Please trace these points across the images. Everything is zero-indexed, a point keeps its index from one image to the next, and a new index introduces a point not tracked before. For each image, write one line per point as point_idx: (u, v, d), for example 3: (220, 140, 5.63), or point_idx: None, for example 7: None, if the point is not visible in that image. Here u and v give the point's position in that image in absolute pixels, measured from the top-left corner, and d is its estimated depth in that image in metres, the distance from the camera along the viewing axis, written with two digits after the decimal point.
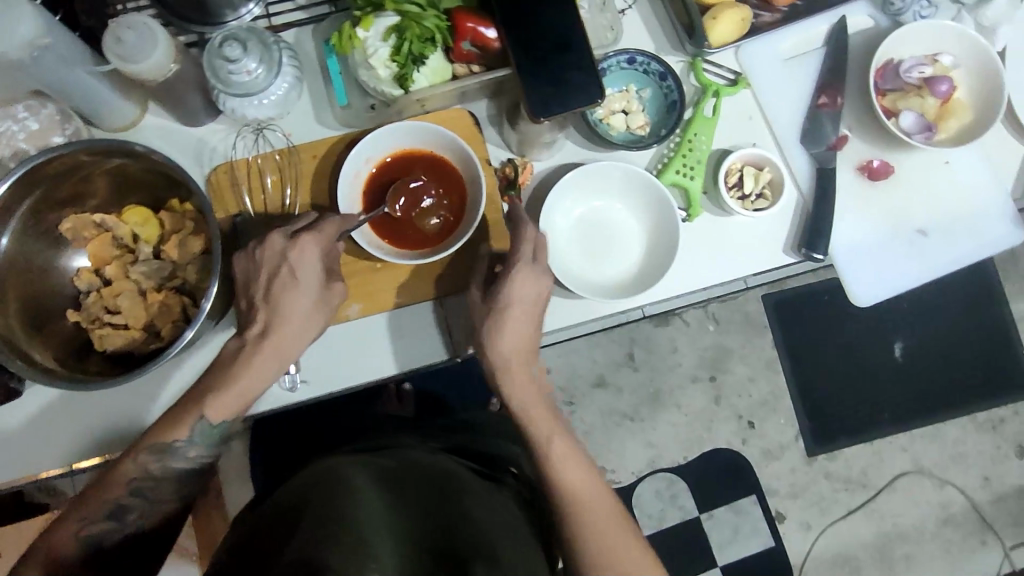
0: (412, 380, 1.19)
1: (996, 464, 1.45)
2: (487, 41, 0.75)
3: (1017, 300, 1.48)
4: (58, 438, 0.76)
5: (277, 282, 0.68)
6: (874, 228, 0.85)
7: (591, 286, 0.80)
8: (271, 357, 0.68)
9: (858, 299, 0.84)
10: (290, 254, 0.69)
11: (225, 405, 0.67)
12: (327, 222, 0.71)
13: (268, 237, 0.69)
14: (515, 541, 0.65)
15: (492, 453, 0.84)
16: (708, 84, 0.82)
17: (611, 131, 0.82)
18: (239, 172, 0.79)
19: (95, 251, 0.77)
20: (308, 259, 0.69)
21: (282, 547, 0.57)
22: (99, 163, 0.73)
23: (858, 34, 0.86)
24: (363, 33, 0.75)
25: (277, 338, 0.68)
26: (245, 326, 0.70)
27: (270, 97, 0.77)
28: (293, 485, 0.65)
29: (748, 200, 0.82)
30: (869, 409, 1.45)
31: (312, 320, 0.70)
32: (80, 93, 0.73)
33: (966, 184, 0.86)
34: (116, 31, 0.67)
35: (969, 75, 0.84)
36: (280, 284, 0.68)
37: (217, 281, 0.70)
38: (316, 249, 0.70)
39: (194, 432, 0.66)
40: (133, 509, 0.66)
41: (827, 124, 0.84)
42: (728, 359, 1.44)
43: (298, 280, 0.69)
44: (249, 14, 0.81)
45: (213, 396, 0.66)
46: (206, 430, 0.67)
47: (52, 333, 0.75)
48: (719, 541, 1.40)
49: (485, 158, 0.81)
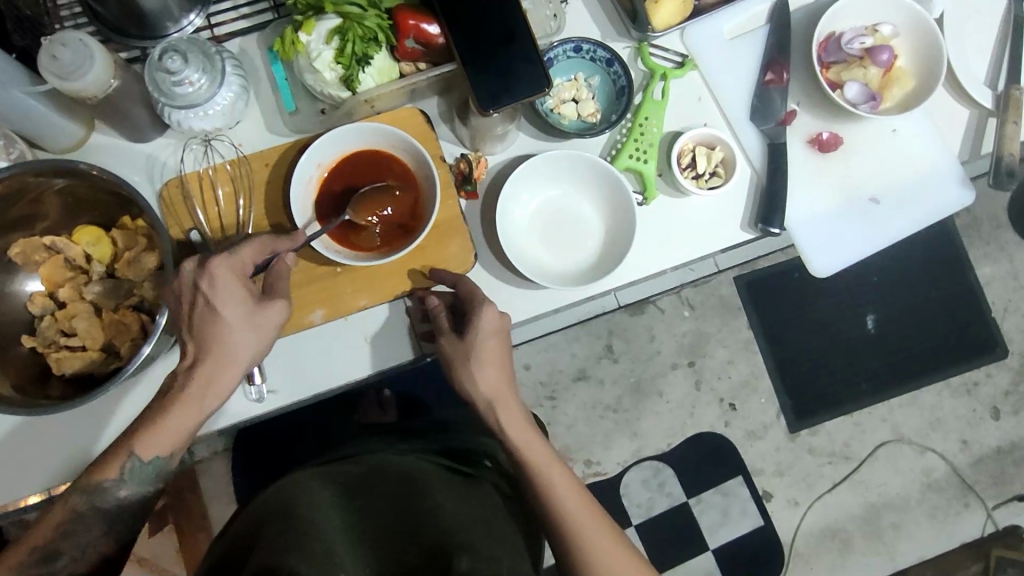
0: (393, 387, 1.16)
1: (974, 427, 1.48)
2: (430, 37, 0.75)
3: (983, 264, 1.50)
4: (30, 465, 0.74)
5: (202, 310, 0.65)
6: (828, 201, 0.86)
7: (553, 275, 0.80)
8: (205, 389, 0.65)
9: (817, 271, 0.85)
10: (202, 284, 0.65)
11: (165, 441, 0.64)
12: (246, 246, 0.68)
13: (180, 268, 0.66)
14: (492, 529, 0.66)
15: (467, 449, 0.85)
16: (656, 67, 0.83)
17: (562, 121, 0.82)
18: (190, 186, 0.78)
19: (49, 273, 0.76)
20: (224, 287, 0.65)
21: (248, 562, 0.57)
22: (45, 184, 0.71)
23: (800, 11, 0.87)
24: (305, 37, 0.74)
25: (211, 367, 0.65)
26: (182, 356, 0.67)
27: (215, 108, 0.76)
28: (257, 504, 0.67)
29: (702, 179, 0.83)
30: (847, 382, 1.46)
31: (250, 340, 0.66)
32: (21, 115, 0.72)
33: (916, 151, 0.87)
34: (51, 49, 0.66)
35: (908, 42, 0.85)
36: (199, 313, 0.65)
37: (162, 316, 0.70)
38: (235, 275, 0.66)
39: (125, 472, 0.64)
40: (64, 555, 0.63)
41: (776, 99, 0.85)
42: (706, 344, 1.45)
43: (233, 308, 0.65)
44: (191, 25, 0.80)
45: (142, 435, 0.64)
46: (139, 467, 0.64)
47: (8, 361, 0.73)
48: (710, 524, 1.41)
49: (439, 156, 0.80)
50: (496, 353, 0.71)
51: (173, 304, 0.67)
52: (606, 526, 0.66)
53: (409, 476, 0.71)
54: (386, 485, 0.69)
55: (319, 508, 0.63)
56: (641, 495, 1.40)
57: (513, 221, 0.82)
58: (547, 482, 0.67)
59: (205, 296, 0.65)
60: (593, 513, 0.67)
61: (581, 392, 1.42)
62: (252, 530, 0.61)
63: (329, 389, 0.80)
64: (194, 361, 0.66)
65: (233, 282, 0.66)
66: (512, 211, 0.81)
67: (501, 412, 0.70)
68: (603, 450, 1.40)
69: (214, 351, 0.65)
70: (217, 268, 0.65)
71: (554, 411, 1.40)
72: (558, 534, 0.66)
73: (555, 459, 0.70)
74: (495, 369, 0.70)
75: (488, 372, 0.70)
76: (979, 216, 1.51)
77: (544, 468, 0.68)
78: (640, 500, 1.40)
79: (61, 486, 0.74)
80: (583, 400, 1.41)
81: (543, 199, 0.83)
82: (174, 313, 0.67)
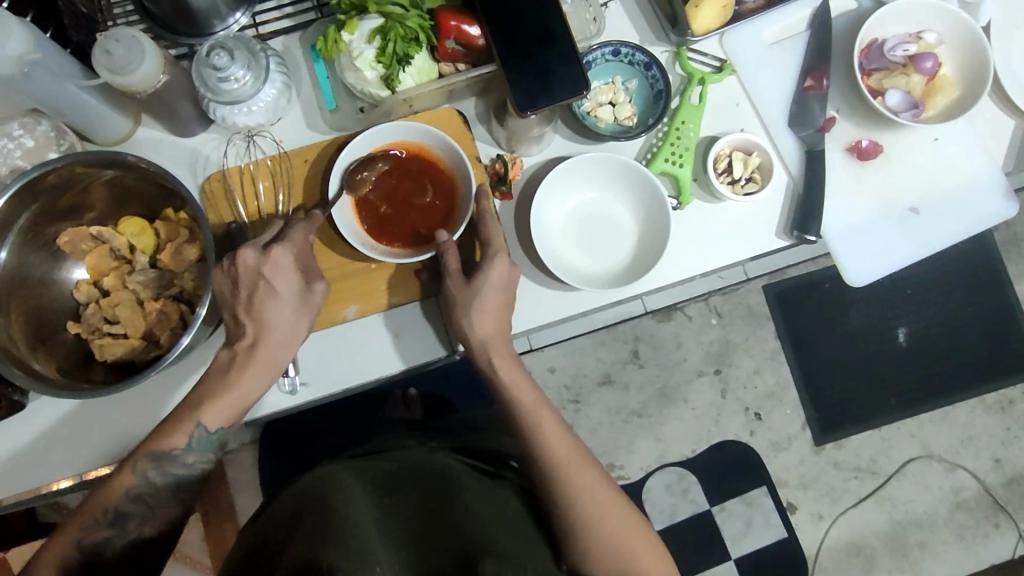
0: (418, 385, 1.20)
1: (1007, 446, 1.44)
2: (471, 38, 0.76)
3: (1022, 280, 1.47)
4: (68, 448, 0.76)
5: (264, 293, 0.69)
6: (866, 209, 0.85)
7: (584, 277, 0.81)
8: (262, 366, 0.69)
9: (853, 280, 0.84)
10: (264, 269, 0.69)
11: (214, 414, 0.68)
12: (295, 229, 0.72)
13: (239, 253, 0.69)
14: (519, 534, 0.67)
15: (491, 450, 0.86)
16: (694, 72, 0.83)
17: (599, 124, 0.83)
18: (232, 180, 0.80)
19: (93, 262, 0.78)
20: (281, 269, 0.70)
21: (283, 555, 0.58)
22: (94, 175, 0.73)
23: (841, 18, 0.86)
24: (348, 37, 0.75)
25: (269, 349, 0.69)
26: (235, 337, 0.70)
27: (259, 104, 0.77)
28: (291, 495, 0.67)
29: (738, 184, 0.82)
30: (877, 395, 1.44)
31: (302, 319, 0.71)
32: (73, 108, 0.74)
33: (957, 162, 0.86)
34: (105, 44, 0.68)
35: (953, 50, 0.84)
36: (257, 296, 0.69)
37: (206, 300, 0.70)
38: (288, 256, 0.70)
39: (193, 440, 0.67)
40: (132, 517, 0.67)
41: (816, 107, 0.84)
42: (733, 353, 1.43)
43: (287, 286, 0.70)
44: (237, 24, 0.82)
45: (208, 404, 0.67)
46: (206, 436, 0.68)
47: (53, 346, 0.75)
48: (732, 534, 1.39)
49: (475, 156, 0.81)
50: (498, 307, 0.74)
51: (223, 293, 0.70)
52: (624, 505, 0.70)
53: (439, 476, 0.72)
54: (416, 483, 0.70)
55: (354, 502, 0.64)
56: (664, 502, 1.39)
57: (548, 222, 0.82)
58: (564, 482, 0.70)
59: (265, 279, 0.69)
60: (619, 506, 0.70)
61: (606, 397, 1.41)
62: (288, 522, 0.62)
63: (360, 385, 0.80)
64: (254, 342, 0.69)
65: (287, 264, 0.70)
66: (546, 212, 0.82)
67: (500, 362, 0.74)
68: (625, 454, 1.40)
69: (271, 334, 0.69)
70: (276, 256, 0.70)
71: (577, 415, 1.40)
72: (574, 527, 0.68)
73: (579, 453, 0.72)
74: (495, 321, 0.74)
75: (497, 340, 0.74)
76: (1018, 230, 1.48)
77: (571, 469, 0.70)
78: (662, 507, 1.39)
79: (93, 471, 0.76)
80: (608, 405, 1.41)
81: (580, 201, 0.84)
82: (226, 297, 0.70)
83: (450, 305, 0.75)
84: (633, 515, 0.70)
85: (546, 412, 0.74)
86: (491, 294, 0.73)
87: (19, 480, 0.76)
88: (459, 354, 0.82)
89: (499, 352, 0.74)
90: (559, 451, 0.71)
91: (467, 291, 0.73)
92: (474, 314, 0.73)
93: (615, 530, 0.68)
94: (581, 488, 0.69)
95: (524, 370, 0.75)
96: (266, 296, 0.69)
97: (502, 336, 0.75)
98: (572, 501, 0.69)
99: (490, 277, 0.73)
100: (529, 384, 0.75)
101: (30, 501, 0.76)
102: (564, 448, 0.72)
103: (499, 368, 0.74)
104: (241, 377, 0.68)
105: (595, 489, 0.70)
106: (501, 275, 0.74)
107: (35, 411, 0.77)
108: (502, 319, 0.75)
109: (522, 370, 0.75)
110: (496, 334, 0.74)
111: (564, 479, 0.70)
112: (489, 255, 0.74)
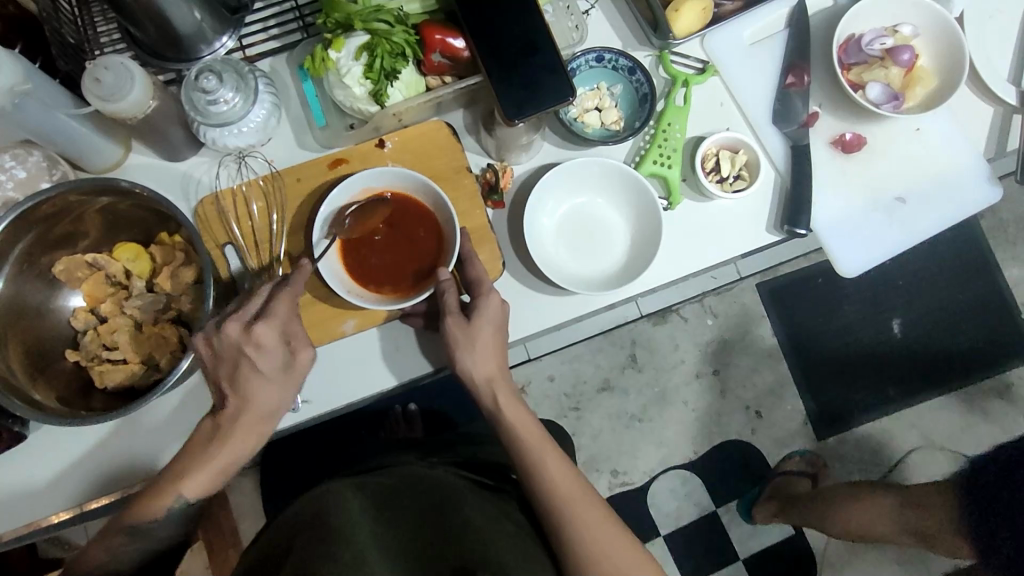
0: (417, 401, 1.23)
1: (1008, 431, 1.45)
2: (456, 51, 0.77)
3: (1011, 265, 1.49)
4: (69, 479, 0.76)
5: (245, 370, 0.66)
6: (852, 202, 0.86)
7: (580, 281, 0.82)
8: (250, 434, 0.67)
9: (845, 271, 0.85)
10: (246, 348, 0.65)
11: (189, 484, 0.66)
12: (277, 303, 0.67)
13: (222, 329, 0.65)
14: (517, 546, 0.67)
15: (490, 462, 0.87)
16: (677, 74, 0.84)
17: (586, 129, 0.84)
18: (225, 202, 0.80)
19: (89, 289, 0.78)
20: (267, 346, 0.66)
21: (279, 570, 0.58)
22: (87, 203, 0.73)
23: (818, 15, 0.88)
24: (335, 55, 0.76)
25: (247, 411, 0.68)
26: (218, 407, 0.68)
27: (249, 125, 0.78)
28: (289, 511, 0.67)
29: (727, 182, 0.83)
30: (875, 387, 1.45)
31: (288, 385, 0.68)
32: (65, 138, 0.74)
33: (939, 151, 0.87)
34: (94, 73, 0.68)
35: (930, 41, 0.86)
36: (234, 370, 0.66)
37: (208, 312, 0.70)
38: (274, 332, 0.66)
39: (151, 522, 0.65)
40: None
41: (798, 103, 0.86)
42: (730, 352, 1.44)
43: (273, 360, 0.67)
44: (224, 47, 0.83)
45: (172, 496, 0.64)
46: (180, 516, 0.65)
47: (53, 375, 0.76)
48: (739, 535, 1.40)
49: (464, 166, 0.82)
50: (496, 341, 0.74)
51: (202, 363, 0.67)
52: (623, 532, 0.69)
53: (441, 488, 0.72)
54: (417, 495, 0.71)
55: (351, 515, 0.64)
56: (669, 505, 1.39)
57: (541, 228, 0.83)
58: (564, 512, 0.69)
59: (249, 358, 0.65)
60: (620, 533, 0.69)
61: (606, 402, 1.41)
62: (285, 540, 0.62)
63: (361, 399, 0.80)
64: (238, 412, 0.67)
65: (271, 340, 0.66)
66: (538, 220, 0.83)
67: (505, 399, 0.74)
68: (628, 460, 1.40)
69: (260, 400, 0.67)
70: (260, 335, 0.65)
71: (579, 422, 1.40)
72: (571, 547, 0.68)
73: (572, 479, 0.71)
74: (494, 350, 0.74)
75: (490, 370, 0.74)
76: (1004, 217, 1.50)
77: (566, 489, 0.70)
78: (668, 511, 1.39)
79: (94, 501, 0.75)
80: (608, 410, 1.41)
81: (571, 206, 0.85)
82: (206, 367, 0.66)
83: (448, 344, 0.73)
84: (628, 537, 0.69)
85: (536, 429, 0.73)
86: (486, 328, 0.73)
87: (16, 514, 0.75)
88: (445, 371, 0.82)
89: (503, 389, 0.74)
90: (556, 474, 0.71)
91: (466, 329, 0.72)
92: (476, 351, 0.72)
93: (610, 548, 0.67)
94: (578, 515, 0.69)
95: (517, 396, 0.75)
96: (247, 372, 0.66)
97: (502, 369, 0.74)
98: (566, 521, 0.68)
99: (486, 313, 0.73)
100: (528, 414, 0.74)
101: (27, 536, 0.75)
102: (560, 470, 0.71)
103: (504, 404, 0.74)
104: (242, 440, 0.68)
105: (588, 514, 0.69)
106: (496, 309, 0.73)
107: (35, 443, 0.76)
108: (502, 356, 0.75)
109: (524, 405, 0.75)
110: (499, 370, 0.74)
111: (557, 497, 0.70)
112: (480, 292, 0.74)
